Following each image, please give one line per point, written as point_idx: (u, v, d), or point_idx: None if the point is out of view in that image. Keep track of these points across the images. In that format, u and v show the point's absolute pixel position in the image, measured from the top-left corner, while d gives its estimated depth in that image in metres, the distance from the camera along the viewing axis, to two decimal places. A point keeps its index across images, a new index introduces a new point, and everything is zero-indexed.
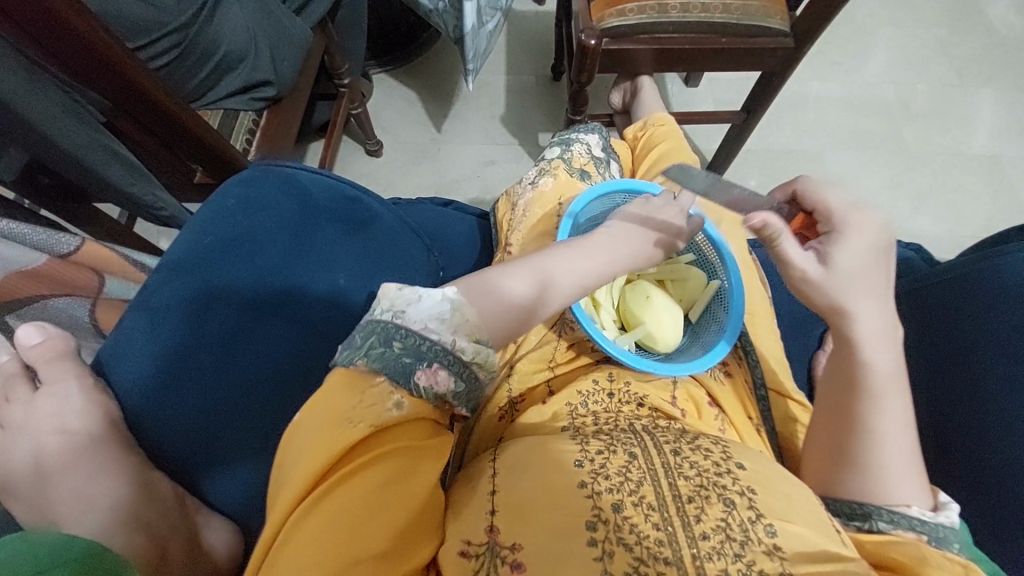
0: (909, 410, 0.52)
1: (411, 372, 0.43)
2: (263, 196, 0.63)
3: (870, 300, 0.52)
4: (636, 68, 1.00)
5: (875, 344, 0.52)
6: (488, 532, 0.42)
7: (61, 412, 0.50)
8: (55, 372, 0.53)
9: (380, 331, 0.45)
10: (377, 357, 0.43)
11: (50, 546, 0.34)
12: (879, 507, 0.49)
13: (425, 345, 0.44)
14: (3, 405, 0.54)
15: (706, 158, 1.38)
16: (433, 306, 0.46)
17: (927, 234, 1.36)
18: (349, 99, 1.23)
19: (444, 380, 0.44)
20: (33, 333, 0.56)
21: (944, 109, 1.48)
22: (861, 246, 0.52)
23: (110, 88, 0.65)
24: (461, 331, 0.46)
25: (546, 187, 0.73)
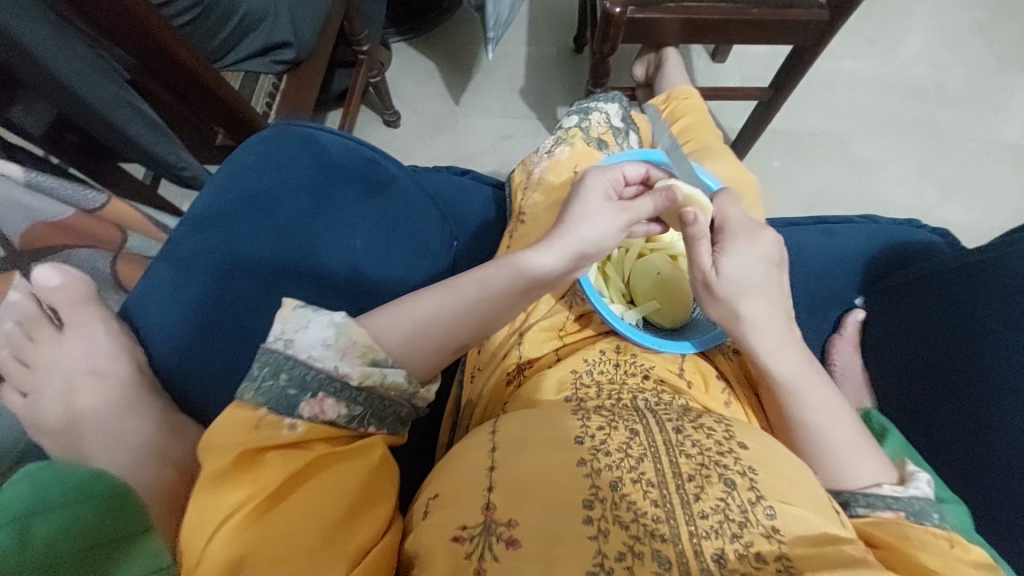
0: (838, 397, 0.54)
1: (295, 403, 0.44)
2: (283, 155, 0.64)
3: (766, 307, 0.55)
4: (661, 40, 0.97)
5: (776, 352, 0.54)
6: (485, 510, 0.41)
7: (91, 355, 0.54)
8: (81, 316, 0.57)
9: (271, 361, 0.45)
10: (265, 390, 0.43)
11: (81, 478, 0.39)
12: (854, 493, 0.50)
13: (310, 375, 0.44)
14: (30, 343, 0.58)
15: (729, 137, 1.35)
16: (319, 332, 0.46)
17: (955, 224, 1.31)
18: (367, 67, 1.22)
19: (330, 409, 0.45)
20: (53, 274, 0.59)
21: (984, 93, 1.41)
22: (755, 256, 0.56)
23: (137, 46, 0.65)
24: (351, 356, 0.46)
25: (562, 156, 0.72)
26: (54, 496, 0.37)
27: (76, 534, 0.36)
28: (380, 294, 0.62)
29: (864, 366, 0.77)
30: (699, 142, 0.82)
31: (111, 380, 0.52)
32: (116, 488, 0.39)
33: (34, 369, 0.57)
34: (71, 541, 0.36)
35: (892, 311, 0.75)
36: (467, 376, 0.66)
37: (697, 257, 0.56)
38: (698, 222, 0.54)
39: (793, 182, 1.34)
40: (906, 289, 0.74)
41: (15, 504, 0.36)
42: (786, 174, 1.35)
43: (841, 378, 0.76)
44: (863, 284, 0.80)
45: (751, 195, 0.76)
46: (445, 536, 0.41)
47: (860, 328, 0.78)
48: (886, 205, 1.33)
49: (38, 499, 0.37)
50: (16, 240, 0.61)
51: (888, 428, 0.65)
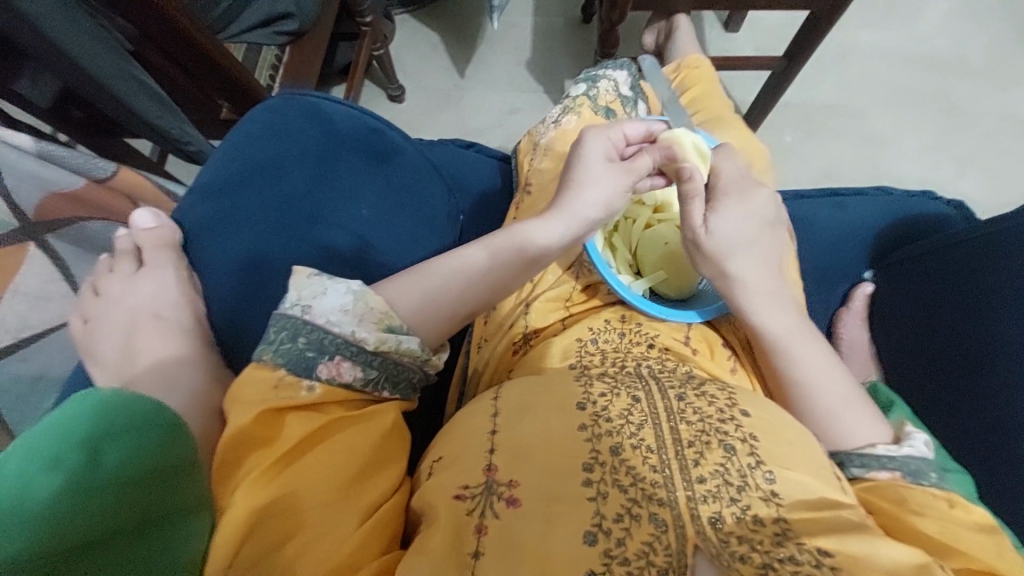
0: (830, 357, 0.54)
1: (314, 365, 0.45)
2: (287, 124, 0.64)
3: (757, 263, 0.56)
4: (672, 6, 0.94)
5: (767, 308, 0.55)
6: (487, 471, 0.42)
7: (157, 297, 0.54)
8: (161, 256, 0.56)
9: (289, 326, 0.46)
10: (284, 352, 0.45)
11: (142, 407, 0.38)
12: (849, 454, 0.50)
13: (327, 339, 0.46)
14: (108, 274, 0.58)
15: (741, 110, 1.32)
16: (337, 298, 0.47)
17: (971, 199, 1.28)
18: (370, 39, 1.20)
19: (347, 372, 0.46)
20: (148, 217, 0.59)
21: (1008, 63, 1.36)
22: (745, 213, 0.57)
23: (137, 15, 0.64)
24: (367, 322, 0.48)
25: (569, 125, 0.71)
26: (120, 422, 0.36)
27: (146, 459, 0.36)
28: (386, 263, 0.62)
29: (870, 339, 0.77)
30: (709, 112, 0.80)
31: (173, 324, 0.52)
32: (176, 423, 0.39)
33: (102, 299, 0.56)
34: (141, 466, 0.35)
35: (901, 284, 0.74)
36: (474, 346, 0.67)
37: (688, 216, 0.57)
38: (693, 179, 0.56)
39: (805, 157, 1.31)
40: (916, 262, 0.73)
41: (80, 426, 0.34)
42: (798, 148, 1.32)
43: (846, 352, 0.77)
44: (872, 258, 0.80)
45: (762, 166, 0.75)
46: (444, 497, 0.42)
47: (868, 301, 0.78)
48: (901, 180, 1.30)
49: (110, 423, 0.36)
50: (30, 212, 0.61)
51: (894, 401, 0.65)
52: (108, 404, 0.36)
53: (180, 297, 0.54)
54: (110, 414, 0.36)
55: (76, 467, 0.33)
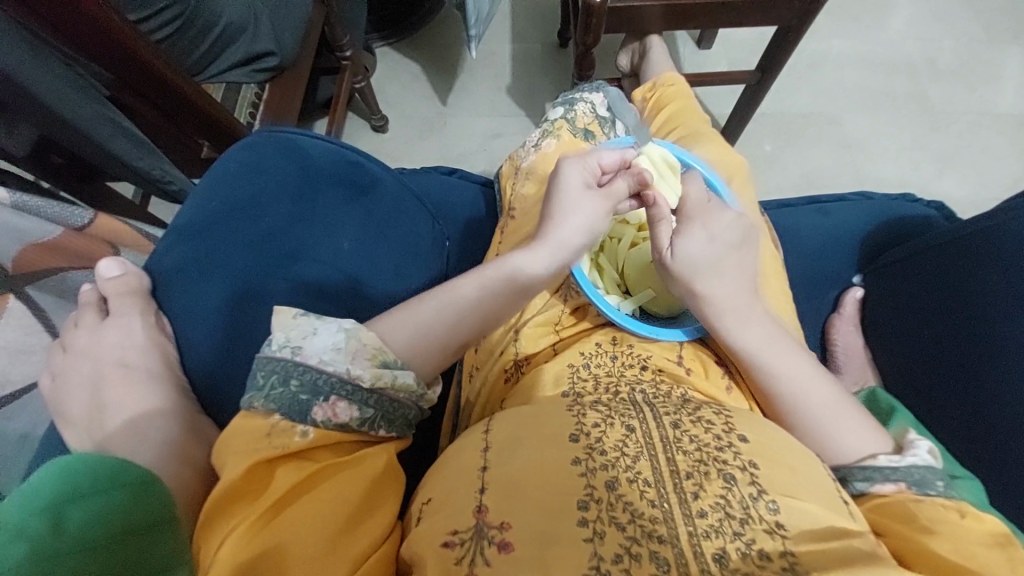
0: (819, 369, 0.53)
1: (308, 408, 0.44)
2: (264, 162, 0.63)
3: (728, 281, 0.55)
4: (644, 28, 0.96)
5: (739, 326, 0.54)
6: (476, 513, 0.40)
7: (124, 345, 0.52)
8: (126, 305, 0.54)
9: (280, 369, 0.44)
10: (275, 398, 0.43)
11: (109, 468, 0.38)
12: (851, 468, 0.49)
13: (321, 380, 0.44)
14: (72, 329, 0.55)
15: (719, 123, 1.34)
16: (327, 338, 0.46)
17: (950, 198, 1.30)
18: (351, 73, 1.21)
19: (343, 412, 0.45)
20: (112, 265, 0.57)
21: (973, 65, 1.40)
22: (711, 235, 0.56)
23: (113, 63, 0.65)
24: (362, 359, 0.46)
25: (549, 148, 0.71)
26: (85, 484, 0.36)
27: (112, 519, 0.35)
28: (371, 297, 0.61)
29: (865, 344, 0.76)
30: (686, 127, 0.81)
31: (141, 373, 0.50)
32: (145, 476, 0.39)
33: (69, 353, 0.53)
34: (107, 526, 0.35)
35: (889, 287, 0.74)
36: (466, 376, 0.65)
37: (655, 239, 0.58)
38: (657, 204, 0.57)
39: (786, 165, 1.33)
40: (903, 264, 0.73)
41: (42, 493, 0.35)
42: (779, 157, 1.34)
43: (844, 359, 0.75)
44: (861, 262, 0.79)
45: (742, 178, 0.76)
46: (435, 541, 0.40)
47: (859, 305, 0.78)
48: (881, 183, 1.32)
49: (71, 489, 0.36)
50: (8, 263, 0.60)
51: (895, 406, 0.63)
52: (68, 466, 0.37)
53: (148, 342, 0.52)
54: (74, 478, 0.36)
55: (36, 534, 0.33)
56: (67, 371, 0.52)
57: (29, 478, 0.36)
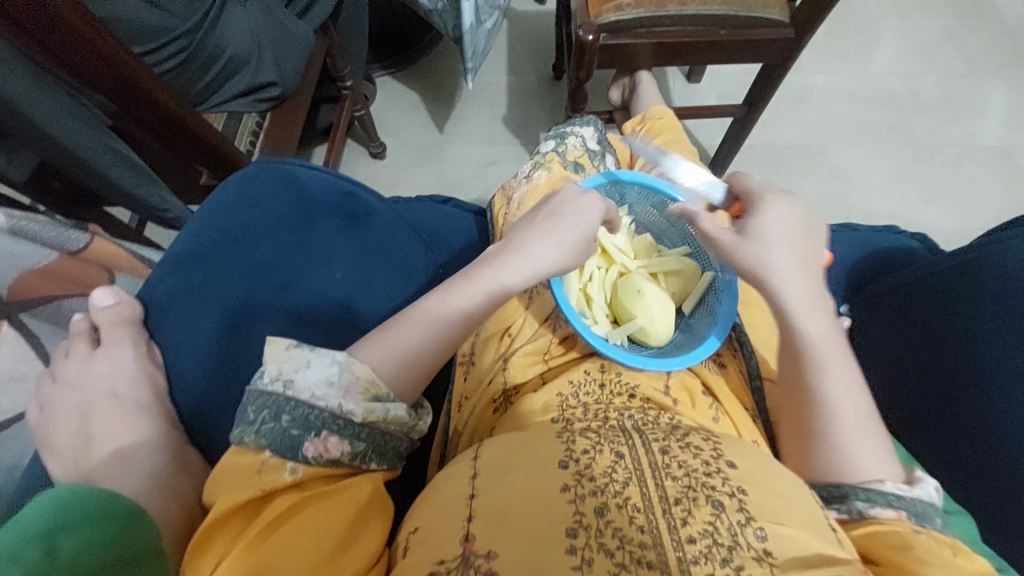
0: (863, 382, 0.52)
1: (298, 444, 0.43)
2: (262, 192, 0.65)
3: (795, 269, 0.54)
4: (634, 64, 1.00)
5: (805, 315, 0.53)
6: (464, 542, 0.40)
7: (114, 375, 0.52)
8: (116, 336, 0.54)
9: (272, 404, 0.44)
10: (264, 432, 0.43)
11: (97, 500, 0.40)
12: (856, 487, 0.47)
13: (312, 415, 0.44)
14: (63, 358, 0.56)
15: (709, 154, 1.38)
16: (321, 370, 0.46)
17: (936, 228, 1.33)
18: (351, 102, 1.24)
19: (335, 447, 0.44)
20: (106, 295, 0.57)
21: (953, 100, 1.46)
22: (776, 223, 0.55)
23: (117, 94, 0.66)
24: (353, 393, 0.46)
25: (540, 180, 0.73)
26: (73, 517, 0.38)
27: (98, 548, 0.37)
28: (363, 325, 0.62)
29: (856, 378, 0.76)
30: None
31: (129, 403, 0.50)
32: (133, 508, 0.41)
33: (60, 383, 0.53)
34: (93, 557, 0.37)
35: (875, 317, 0.75)
36: (454, 405, 0.65)
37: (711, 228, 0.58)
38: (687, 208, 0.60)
39: None
40: (889, 295, 0.74)
41: (37, 523, 0.37)
42: None
43: None
44: (847, 294, 0.81)
45: None
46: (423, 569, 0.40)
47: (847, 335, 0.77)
48: (868, 213, 1.35)
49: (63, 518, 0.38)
50: (1, 291, 0.59)
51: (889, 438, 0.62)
52: (63, 498, 0.39)
53: (138, 372, 0.53)
54: (62, 511, 0.38)
55: (31, 565, 0.35)
56: (56, 401, 0.52)
57: (25, 510, 0.38)
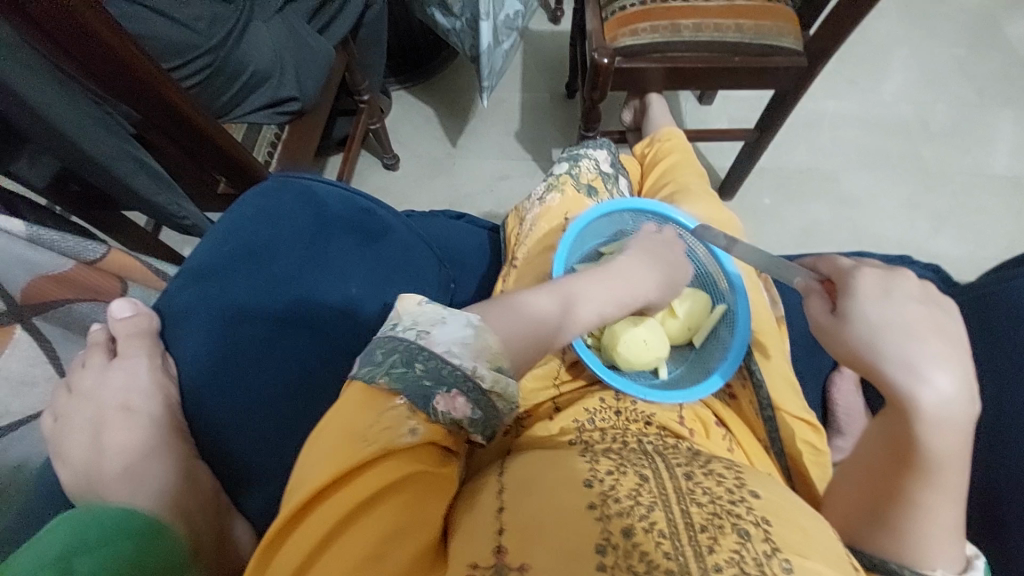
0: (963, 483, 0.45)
1: (430, 395, 0.42)
2: (284, 207, 0.66)
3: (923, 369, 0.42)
4: (648, 87, 1.01)
5: (932, 421, 0.42)
6: (497, 553, 0.39)
7: (128, 388, 0.53)
8: (132, 349, 0.55)
9: (403, 351, 0.43)
10: (398, 377, 0.42)
11: (114, 517, 0.40)
12: (903, 566, 0.46)
13: (446, 370, 0.43)
14: (80, 369, 0.57)
15: (719, 175, 1.38)
16: (457, 330, 0.45)
17: (947, 256, 1.32)
18: (367, 115, 1.26)
19: (461, 408, 0.43)
20: (125, 307, 0.59)
21: (963, 129, 1.46)
22: (904, 311, 0.43)
23: (140, 103, 0.67)
24: (482, 357, 0.45)
25: (554, 202, 0.74)
26: (91, 537, 0.38)
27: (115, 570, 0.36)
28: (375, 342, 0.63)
29: (866, 405, 0.76)
30: (679, 183, 0.84)
31: (141, 417, 0.51)
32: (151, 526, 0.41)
33: (74, 395, 0.54)
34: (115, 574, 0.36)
35: None
36: None
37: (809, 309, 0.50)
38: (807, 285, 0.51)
39: (785, 217, 1.37)
40: None
41: (56, 545, 0.36)
42: (778, 209, 1.37)
43: (844, 418, 0.75)
44: None
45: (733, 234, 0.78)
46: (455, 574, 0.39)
47: None
48: (878, 238, 1.34)
49: (82, 539, 0.37)
50: (15, 294, 0.59)
51: None
52: (78, 521, 0.38)
53: (151, 386, 0.53)
54: (81, 532, 0.37)
55: None
56: (70, 412, 0.53)
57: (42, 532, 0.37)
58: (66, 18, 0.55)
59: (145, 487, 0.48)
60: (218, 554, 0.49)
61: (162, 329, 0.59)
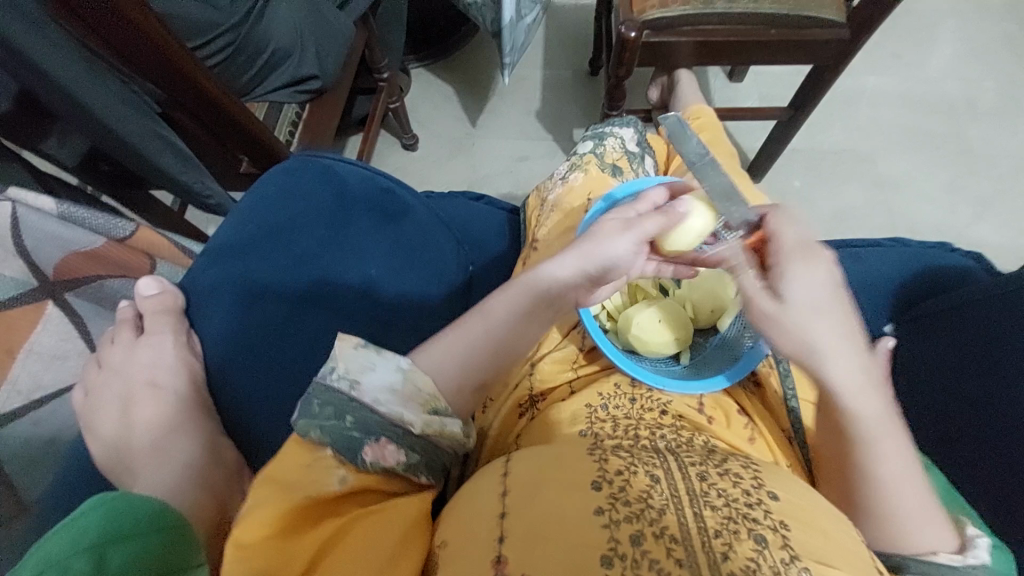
0: (910, 448, 0.46)
1: (360, 447, 0.44)
2: (305, 187, 0.66)
3: (841, 340, 0.43)
4: (676, 62, 0.97)
5: (862, 398, 0.44)
6: (497, 564, 0.38)
7: (155, 364, 0.54)
8: (159, 326, 0.56)
9: (336, 403, 0.45)
10: (330, 431, 0.44)
11: (150, 509, 0.40)
12: (905, 557, 0.47)
13: (374, 420, 0.45)
14: (109, 344, 0.59)
15: (748, 156, 1.33)
16: (386, 377, 0.47)
17: (990, 243, 1.25)
18: (386, 94, 1.24)
19: (391, 455, 0.46)
20: (150, 285, 0.59)
21: (1014, 109, 1.37)
22: (813, 280, 0.43)
23: (166, 81, 0.68)
24: (414, 402, 0.47)
25: (576, 182, 0.72)
26: (129, 525, 0.38)
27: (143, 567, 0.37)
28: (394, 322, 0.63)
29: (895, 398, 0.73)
30: (709, 163, 0.80)
31: (168, 393, 0.53)
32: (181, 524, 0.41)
33: (104, 369, 0.56)
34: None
35: (922, 339, 0.71)
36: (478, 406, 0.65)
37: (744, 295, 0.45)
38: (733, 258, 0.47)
39: (817, 201, 1.31)
40: (937, 316, 0.71)
41: (90, 534, 0.37)
42: (809, 192, 1.32)
43: None
44: (893, 311, 0.77)
45: None
46: None
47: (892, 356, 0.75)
48: (915, 224, 1.28)
49: (116, 528, 0.38)
50: (48, 271, 0.60)
51: (928, 465, 0.61)
52: (115, 509, 0.39)
53: (177, 363, 0.54)
54: (118, 518, 0.38)
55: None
56: (100, 387, 0.55)
57: (84, 510, 0.38)
58: None
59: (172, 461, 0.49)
60: None
61: (187, 307, 0.60)
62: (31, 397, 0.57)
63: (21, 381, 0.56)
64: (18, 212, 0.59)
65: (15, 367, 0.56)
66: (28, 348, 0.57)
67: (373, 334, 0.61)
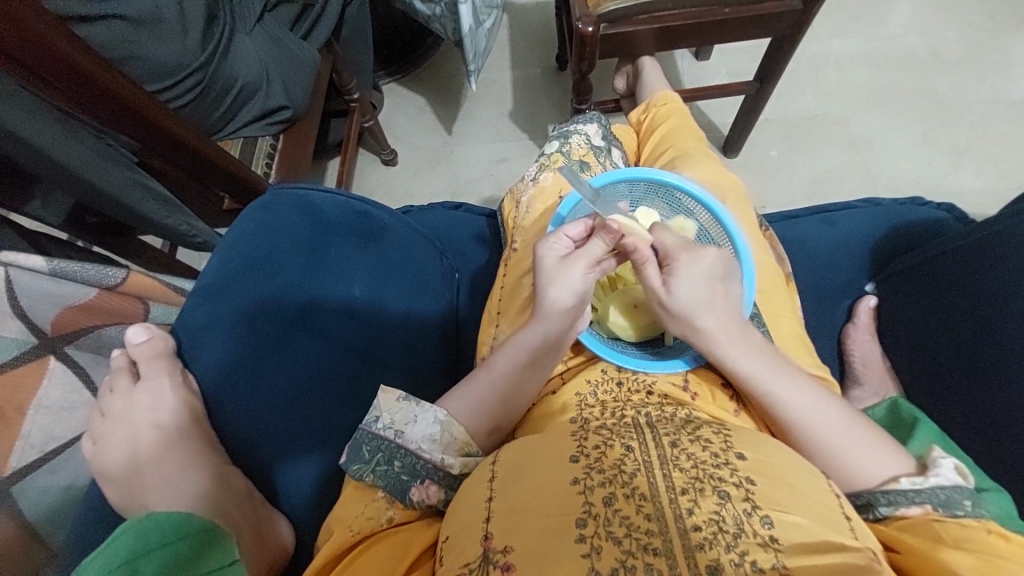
0: (813, 387, 0.52)
1: (407, 488, 0.50)
2: (280, 218, 0.68)
3: (719, 315, 0.54)
4: (637, 51, 0.98)
5: (733, 352, 0.53)
6: (483, 541, 0.41)
7: (155, 408, 0.56)
8: (155, 367, 0.59)
9: (385, 449, 0.51)
10: (381, 475, 0.50)
11: (174, 521, 0.45)
12: (873, 492, 0.48)
13: (419, 464, 0.50)
14: (108, 393, 0.61)
15: (722, 133, 1.35)
16: (426, 426, 0.52)
17: (970, 191, 1.26)
18: (359, 113, 1.26)
19: (434, 494, 0.51)
20: (139, 332, 0.62)
21: (980, 55, 1.38)
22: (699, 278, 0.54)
23: (136, 131, 0.69)
24: (451, 449, 0.52)
25: (547, 182, 0.74)
26: (155, 539, 0.43)
27: (174, 566, 0.41)
28: (385, 338, 0.65)
29: (884, 354, 0.75)
30: (679, 148, 0.82)
31: (171, 431, 0.55)
32: (207, 524, 0.46)
33: (107, 418, 0.58)
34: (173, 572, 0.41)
35: (904, 294, 0.73)
36: None
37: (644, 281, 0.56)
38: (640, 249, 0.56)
39: (794, 168, 1.32)
40: (913, 271, 0.72)
41: (121, 551, 0.41)
42: (786, 161, 1.33)
43: (860, 369, 0.74)
44: (873, 271, 0.79)
45: (736, 196, 0.76)
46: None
47: (873, 314, 0.77)
48: (894, 181, 1.29)
49: (145, 543, 0.42)
50: (47, 327, 0.61)
51: (919, 416, 0.63)
52: (141, 530, 0.43)
53: (175, 404, 0.56)
54: (145, 534, 0.43)
55: None
56: (107, 434, 0.57)
57: (115, 535, 0.43)
58: (44, 50, 0.56)
59: (185, 492, 0.52)
60: (263, 547, 0.51)
61: (176, 347, 0.62)
62: (44, 449, 0.59)
63: (34, 436, 0.57)
64: (11, 275, 0.59)
65: (26, 423, 0.57)
66: (36, 404, 0.59)
67: (364, 352, 0.63)
